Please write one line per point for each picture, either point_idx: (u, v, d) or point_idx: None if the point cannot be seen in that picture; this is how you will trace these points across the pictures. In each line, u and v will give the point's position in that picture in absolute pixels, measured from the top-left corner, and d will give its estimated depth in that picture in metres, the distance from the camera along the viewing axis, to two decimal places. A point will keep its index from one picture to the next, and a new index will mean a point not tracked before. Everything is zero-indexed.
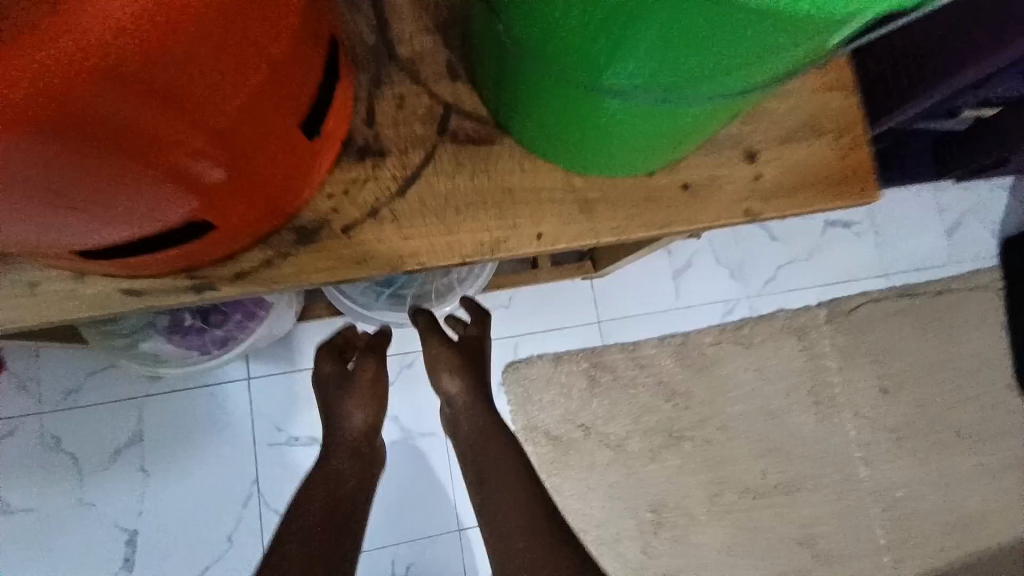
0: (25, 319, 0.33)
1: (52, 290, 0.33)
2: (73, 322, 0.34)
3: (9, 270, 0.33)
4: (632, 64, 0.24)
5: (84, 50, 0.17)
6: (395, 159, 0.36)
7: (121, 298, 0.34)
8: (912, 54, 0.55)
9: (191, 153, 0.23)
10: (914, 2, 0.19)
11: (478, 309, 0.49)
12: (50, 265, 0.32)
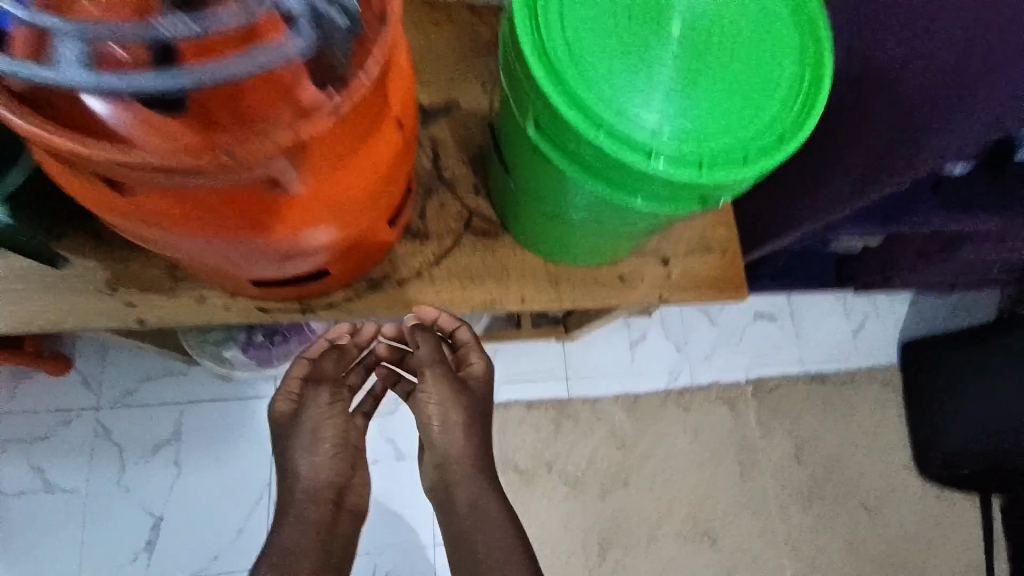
0: (190, 320, 0.49)
1: (214, 303, 0.50)
2: (219, 325, 0.51)
3: (187, 287, 0.49)
4: (573, 208, 0.45)
5: (312, 203, 0.37)
6: (435, 241, 0.56)
7: (256, 313, 0.51)
8: (776, 204, 0.70)
9: (334, 240, 0.43)
10: (695, 207, 0.39)
11: (471, 335, 0.57)
12: (217, 285, 0.49)
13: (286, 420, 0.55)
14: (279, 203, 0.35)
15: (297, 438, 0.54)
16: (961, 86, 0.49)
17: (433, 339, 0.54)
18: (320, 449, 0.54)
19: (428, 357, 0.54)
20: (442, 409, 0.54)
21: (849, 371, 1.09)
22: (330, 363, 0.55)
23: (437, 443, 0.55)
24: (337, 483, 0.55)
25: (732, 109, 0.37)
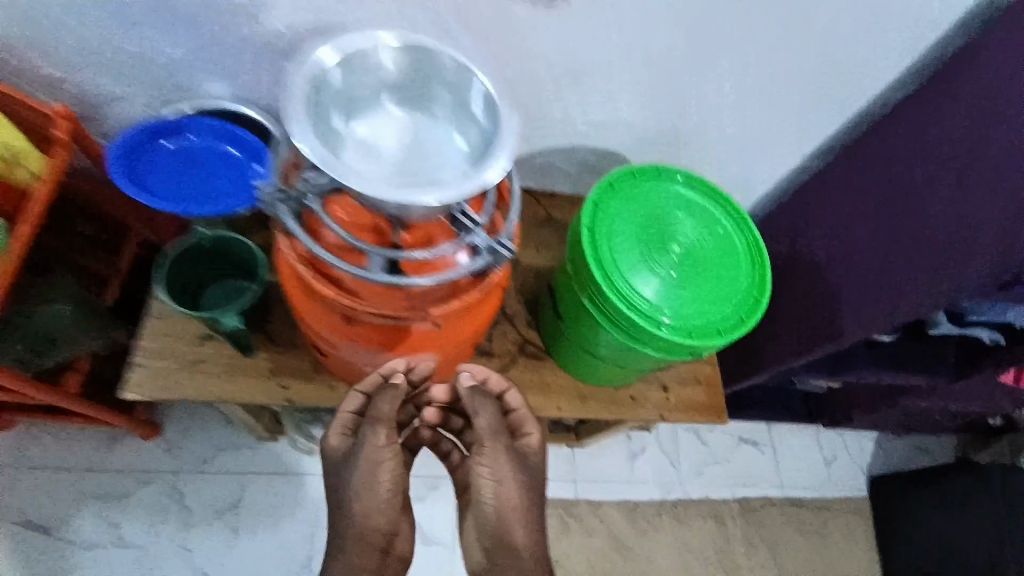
0: (322, 402, 0.68)
1: (340, 391, 0.69)
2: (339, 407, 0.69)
3: (324, 378, 0.68)
4: (601, 348, 0.66)
5: (439, 340, 0.59)
6: (497, 360, 0.76)
7: None
8: (750, 351, 0.91)
9: (439, 358, 0.64)
10: (684, 357, 0.61)
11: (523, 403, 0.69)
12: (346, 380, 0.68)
13: (343, 459, 0.63)
14: (428, 335, 0.57)
15: (358, 479, 0.62)
16: (866, 288, 0.72)
17: (493, 406, 0.66)
18: (373, 495, 0.62)
19: (491, 427, 0.66)
20: (499, 482, 0.66)
21: (824, 499, 1.23)
22: (386, 403, 0.60)
23: (492, 509, 0.66)
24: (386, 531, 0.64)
25: (710, 301, 0.60)
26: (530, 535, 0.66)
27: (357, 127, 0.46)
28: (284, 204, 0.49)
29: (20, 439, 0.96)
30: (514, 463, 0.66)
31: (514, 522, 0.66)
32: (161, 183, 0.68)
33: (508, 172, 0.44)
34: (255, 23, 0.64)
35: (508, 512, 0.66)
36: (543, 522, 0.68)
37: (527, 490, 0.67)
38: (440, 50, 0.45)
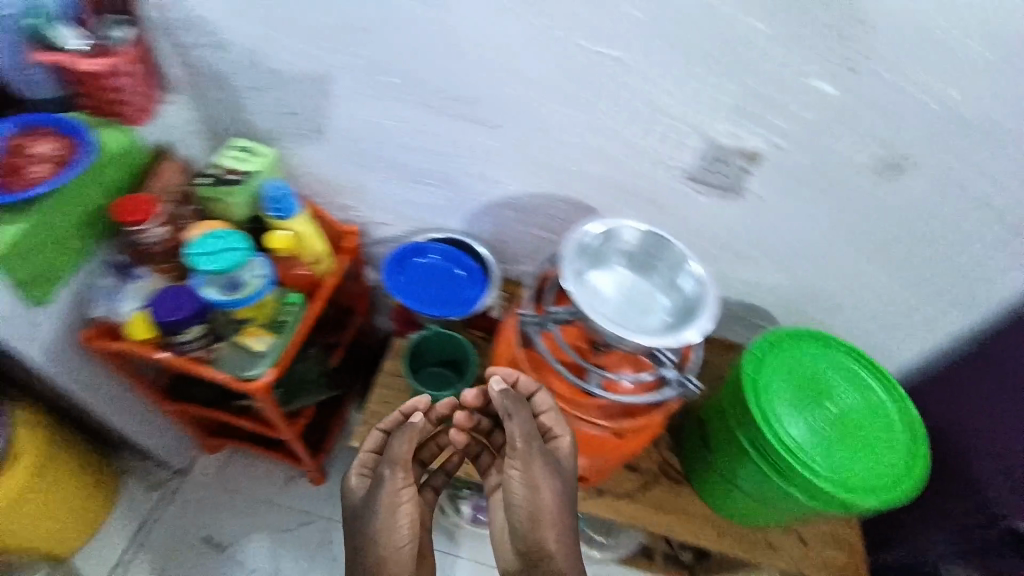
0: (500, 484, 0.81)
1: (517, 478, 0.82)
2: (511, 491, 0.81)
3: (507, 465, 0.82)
4: (748, 485, 0.73)
5: (615, 449, 0.71)
6: (641, 474, 0.85)
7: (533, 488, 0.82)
8: None
9: (606, 463, 0.76)
10: (834, 510, 0.67)
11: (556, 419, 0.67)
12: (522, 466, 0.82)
13: (363, 505, 0.75)
14: (607, 443, 0.70)
15: (381, 517, 0.73)
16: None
17: (518, 402, 0.64)
18: (390, 540, 0.72)
19: (524, 430, 0.64)
20: (529, 486, 0.64)
21: None
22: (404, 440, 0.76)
23: (524, 516, 0.64)
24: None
25: (861, 463, 0.68)
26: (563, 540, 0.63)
27: (597, 279, 0.64)
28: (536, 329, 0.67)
29: (222, 466, 1.18)
30: (546, 469, 0.64)
31: (546, 530, 0.63)
32: (410, 283, 0.93)
33: (705, 334, 0.58)
34: (500, 188, 0.89)
35: (541, 518, 0.63)
36: (575, 528, 0.65)
37: (563, 497, 0.64)
38: (672, 238, 0.63)
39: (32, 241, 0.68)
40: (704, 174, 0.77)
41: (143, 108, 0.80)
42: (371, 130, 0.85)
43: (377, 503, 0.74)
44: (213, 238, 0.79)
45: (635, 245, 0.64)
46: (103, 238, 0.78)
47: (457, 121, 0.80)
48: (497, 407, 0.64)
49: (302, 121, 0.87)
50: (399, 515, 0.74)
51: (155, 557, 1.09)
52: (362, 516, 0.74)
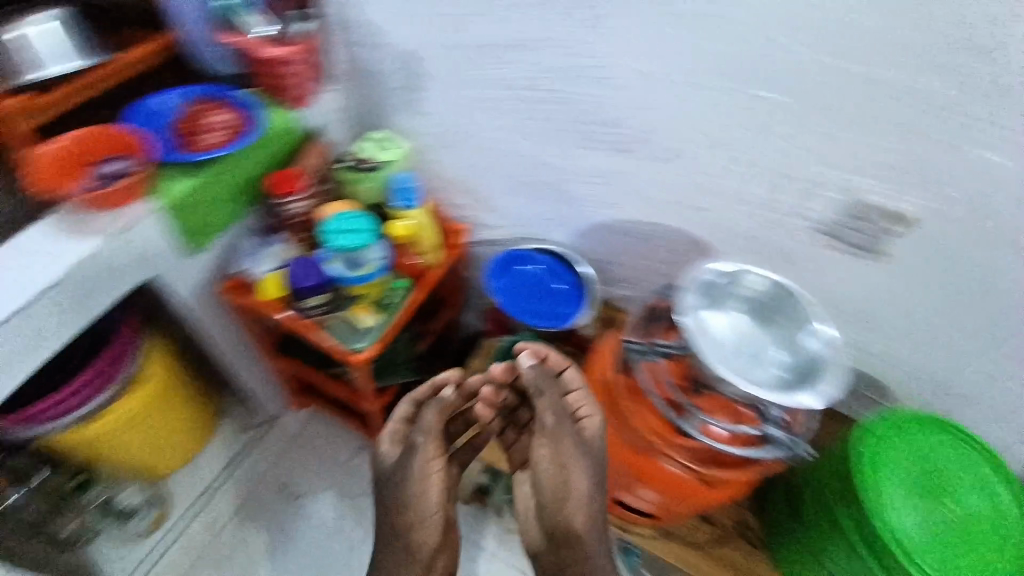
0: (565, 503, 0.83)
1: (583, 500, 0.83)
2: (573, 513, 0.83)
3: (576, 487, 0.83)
4: (833, 560, 0.70)
5: (696, 500, 0.70)
6: (717, 528, 0.85)
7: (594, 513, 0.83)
8: None
9: (680, 509, 0.75)
10: None
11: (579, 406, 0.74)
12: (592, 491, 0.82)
13: (396, 472, 0.82)
14: (690, 491, 0.69)
15: (413, 482, 0.81)
16: None
17: (551, 383, 0.75)
18: (426, 501, 0.82)
19: (554, 408, 0.74)
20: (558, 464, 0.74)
21: None
22: (434, 410, 0.82)
23: (553, 488, 0.74)
24: (430, 544, 0.83)
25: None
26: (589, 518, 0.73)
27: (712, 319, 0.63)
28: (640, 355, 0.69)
29: (304, 424, 1.23)
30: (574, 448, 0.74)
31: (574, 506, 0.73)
32: (509, 290, 0.96)
33: (821, 398, 0.57)
34: (613, 212, 0.90)
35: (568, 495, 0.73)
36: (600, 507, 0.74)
37: (590, 480, 0.73)
38: (801, 296, 0.62)
39: (197, 196, 0.76)
40: (834, 230, 0.73)
41: (300, 94, 0.87)
42: (499, 138, 0.89)
43: (412, 470, 0.81)
44: (343, 218, 0.86)
45: (762, 295, 0.63)
46: (252, 203, 0.87)
47: (583, 141, 0.82)
48: (531, 384, 0.75)
49: (440, 121, 0.92)
50: (430, 482, 0.82)
51: (237, 494, 1.15)
52: (395, 480, 0.82)
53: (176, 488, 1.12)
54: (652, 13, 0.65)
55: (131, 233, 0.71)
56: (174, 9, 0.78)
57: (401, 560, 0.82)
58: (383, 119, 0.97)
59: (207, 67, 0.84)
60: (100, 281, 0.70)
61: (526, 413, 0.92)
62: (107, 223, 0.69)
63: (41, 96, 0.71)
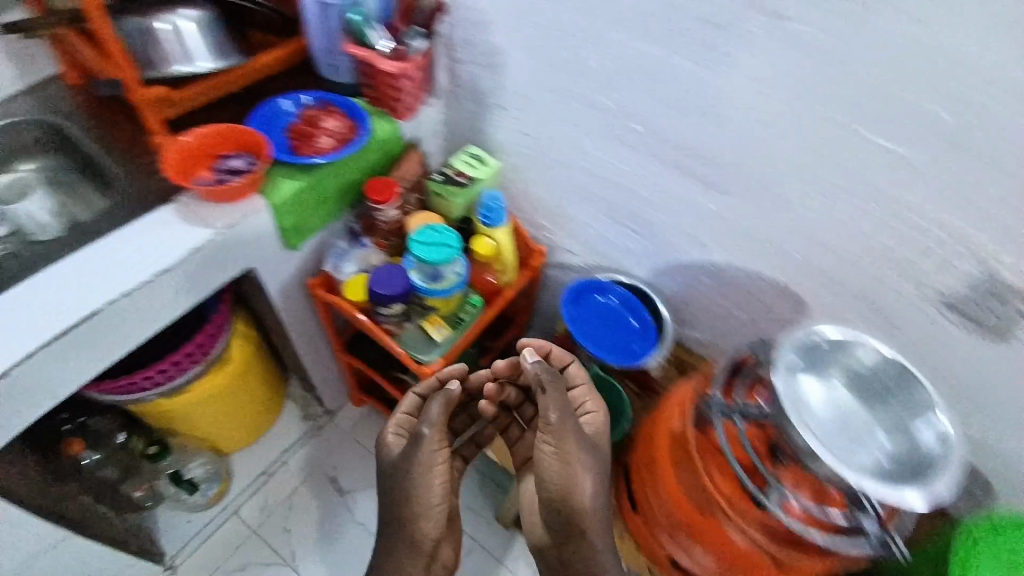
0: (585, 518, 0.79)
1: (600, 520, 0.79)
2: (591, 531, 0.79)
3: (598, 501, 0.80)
4: None
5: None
6: None
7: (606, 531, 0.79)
8: None
9: None
10: None
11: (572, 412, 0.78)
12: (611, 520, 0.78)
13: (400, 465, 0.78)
14: (754, 564, 0.64)
15: (416, 472, 0.77)
16: None
17: (554, 380, 0.77)
18: (429, 494, 0.78)
19: (558, 405, 0.77)
20: (560, 457, 0.76)
21: None
22: (438, 404, 0.78)
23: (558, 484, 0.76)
24: (435, 534, 0.80)
25: None
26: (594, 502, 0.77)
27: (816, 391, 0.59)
28: (721, 416, 0.63)
29: (362, 418, 1.27)
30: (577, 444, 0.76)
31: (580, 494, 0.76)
32: (581, 317, 0.97)
33: (928, 502, 0.52)
34: (702, 253, 0.86)
35: (571, 486, 0.76)
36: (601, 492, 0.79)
37: (591, 470, 0.78)
38: (923, 380, 0.57)
39: (304, 194, 0.81)
40: (959, 304, 0.66)
41: (408, 105, 0.91)
42: (593, 166, 0.88)
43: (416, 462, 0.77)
44: (433, 229, 0.87)
45: (877, 371, 0.59)
46: (348, 206, 0.90)
47: (683, 178, 0.79)
48: (535, 381, 0.77)
49: (534, 141, 0.93)
50: (435, 474, 0.79)
51: (292, 478, 1.19)
52: (401, 470, 0.78)
53: (237, 465, 1.18)
54: (777, 55, 0.61)
55: (239, 225, 0.75)
56: (307, 21, 0.84)
57: (407, 551, 0.79)
58: (480, 137, 0.99)
59: (333, 75, 0.91)
60: (206, 270, 0.75)
61: (531, 408, 0.97)
62: (224, 214, 0.75)
63: (179, 89, 0.79)
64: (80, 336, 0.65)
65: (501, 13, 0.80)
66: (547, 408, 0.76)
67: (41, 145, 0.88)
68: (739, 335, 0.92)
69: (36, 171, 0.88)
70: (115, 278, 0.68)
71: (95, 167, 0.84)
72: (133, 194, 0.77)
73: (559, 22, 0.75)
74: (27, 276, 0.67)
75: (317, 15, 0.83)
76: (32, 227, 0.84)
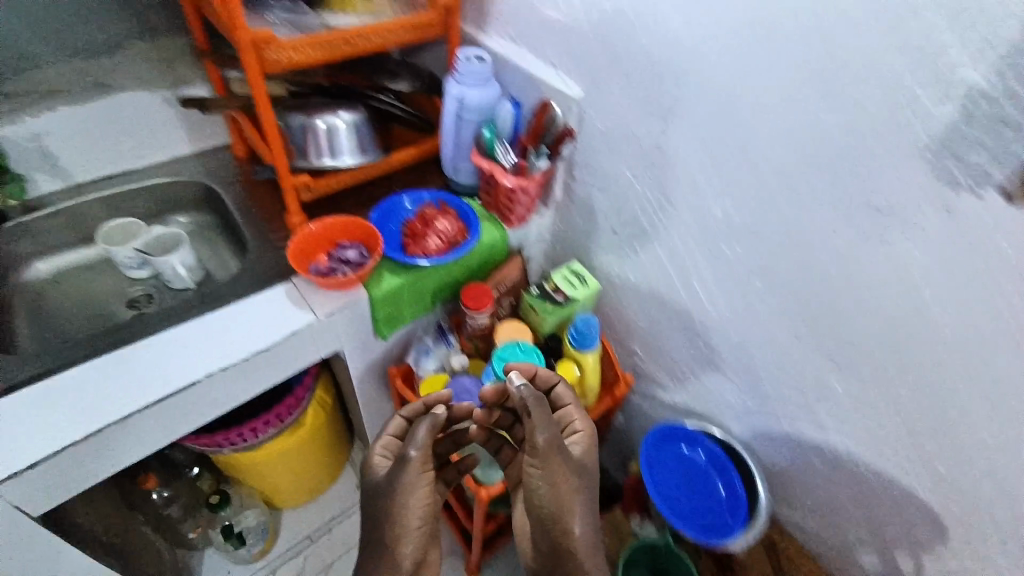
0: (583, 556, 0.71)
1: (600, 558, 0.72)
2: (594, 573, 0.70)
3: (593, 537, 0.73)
4: None
5: None
6: None
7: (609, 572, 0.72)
8: None
9: None
10: None
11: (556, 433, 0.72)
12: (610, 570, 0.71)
13: (383, 484, 0.70)
14: None
15: (399, 498, 0.69)
16: None
17: (542, 400, 0.71)
18: (411, 513, 0.70)
19: (546, 428, 0.72)
20: (551, 482, 0.71)
21: None
22: (424, 427, 0.72)
23: (548, 508, 0.71)
24: (415, 556, 0.70)
25: None
26: (588, 532, 0.71)
27: None
28: None
29: None
30: (565, 467, 0.71)
31: (570, 522, 0.70)
32: (662, 467, 0.86)
33: None
34: (815, 432, 0.76)
35: (563, 508, 0.71)
36: (592, 517, 0.73)
37: (579, 494, 0.73)
38: None
39: (402, 291, 0.83)
40: None
41: (520, 214, 0.92)
42: (702, 311, 0.82)
43: (399, 480, 0.70)
44: (518, 348, 0.86)
45: None
46: (442, 302, 0.91)
47: (807, 351, 0.71)
48: (524, 406, 0.71)
49: (640, 269, 0.89)
50: (417, 496, 0.70)
51: (335, 546, 1.15)
52: (380, 494, 0.70)
53: (286, 522, 1.18)
54: (947, 254, 0.54)
55: (339, 313, 0.78)
56: (444, 128, 0.91)
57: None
58: (583, 255, 0.98)
59: (455, 177, 0.95)
60: (300, 351, 0.77)
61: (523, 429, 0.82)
62: (329, 303, 0.78)
63: (317, 178, 0.89)
64: (169, 405, 0.68)
65: (629, 147, 0.79)
66: (534, 429, 0.70)
67: (196, 204, 1.00)
68: (849, 529, 0.79)
69: (187, 226, 1.00)
70: (217, 354, 0.71)
71: (237, 235, 0.95)
72: (260, 268, 0.83)
73: (690, 169, 0.73)
74: (148, 336, 0.73)
75: (452, 125, 0.89)
76: (171, 278, 0.92)
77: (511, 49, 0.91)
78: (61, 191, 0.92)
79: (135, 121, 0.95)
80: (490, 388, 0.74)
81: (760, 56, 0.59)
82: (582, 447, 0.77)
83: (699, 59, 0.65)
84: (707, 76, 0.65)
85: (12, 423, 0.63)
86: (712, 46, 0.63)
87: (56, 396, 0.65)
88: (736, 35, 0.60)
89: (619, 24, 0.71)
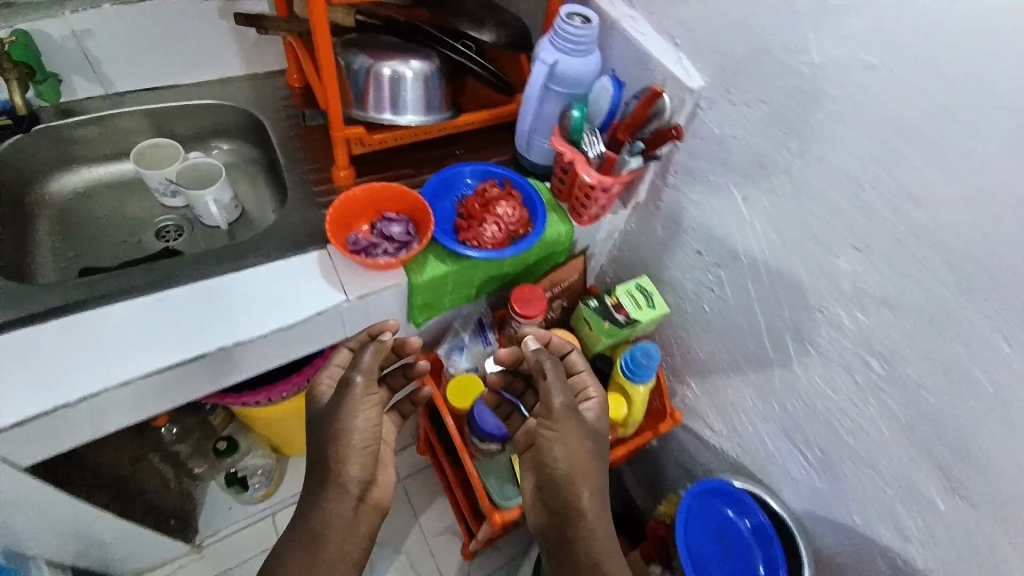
0: (594, 529, 0.62)
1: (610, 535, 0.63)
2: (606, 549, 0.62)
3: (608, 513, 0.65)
4: None
5: None
6: None
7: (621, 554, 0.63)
8: None
9: None
10: None
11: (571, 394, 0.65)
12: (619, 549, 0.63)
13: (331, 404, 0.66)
14: None
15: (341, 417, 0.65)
16: None
17: (558, 361, 0.66)
18: (359, 434, 0.65)
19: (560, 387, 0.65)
20: (565, 446, 0.64)
21: None
22: (368, 355, 0.66)
23: (559, 471, 0.63)
24: (363, 478, 0.66)
25: None
26: (598, 499, 0.63)
27: None
28: None
29: (419, 471, 1.24)
30: (581, 431, 0.65)
31: (580, 487, 0.63)
32: (697, 524, 0.77)
33: None
34: (886, 533, 0.66)
35: (576, 473, 0.63)
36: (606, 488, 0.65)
37: (594, 461, 0.65)
38: None
39: (445, 281, 0.73)
40: None
41: (593, 213, 0.79)
42: (783, 368, 0.70)
43: (341, 400, 0.66)
44: None
45: None
46: (487, 295, 0.82)
47: (909, 450, 0.60)
48: (539, 366, 0.65)
49: (719, 302, 0.77)
50: (359, 414, 0.65)
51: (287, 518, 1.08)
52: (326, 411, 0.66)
53: (292, 469, 1.13)
54: None
55: (373, 296, 0.69)
56: (525, 99, 0.78)
57: (334, 492, 0.64)
58: (651, 268, 0.87)
59: (528, 155, 0.84)
60: (324, 330, 0.70)
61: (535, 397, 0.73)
62: (363, 286, 0.69)
63: (372, 133, 0.79)
64: (179, 372, 0.62)
65: (745, 164, 0.65)
66: (549, 391, 0.64)
67: (238, 133, 0.93)
68: None
69: (227, 156, 0.94)
70: (226, 324, 0.64)
71: (278, 177, 0.87)
72: (292, 224, 0.75)
73: (821, 209, 0.59)
74: (162, 287, 0.66)
75: (536, 97, 0.76)
76: (202, 213, 0.84)
77: (624, 14, 0.75)
78: (102, 101, 0.86)
79: (190, 35, 0.87)
80: (503, 352, 0.69)
81: (980, 95, 0.45)
82: (594, 414, 0.69)
83: (881, 78, 0.50)
84: (885, 103, 0.51)
85: (5, 366, 0.57)
86: (906, 66, 0.49)
87: (57, 341, 0.60)
88: (939, 64, 0.46)
89: (779, 9, 0.56)
